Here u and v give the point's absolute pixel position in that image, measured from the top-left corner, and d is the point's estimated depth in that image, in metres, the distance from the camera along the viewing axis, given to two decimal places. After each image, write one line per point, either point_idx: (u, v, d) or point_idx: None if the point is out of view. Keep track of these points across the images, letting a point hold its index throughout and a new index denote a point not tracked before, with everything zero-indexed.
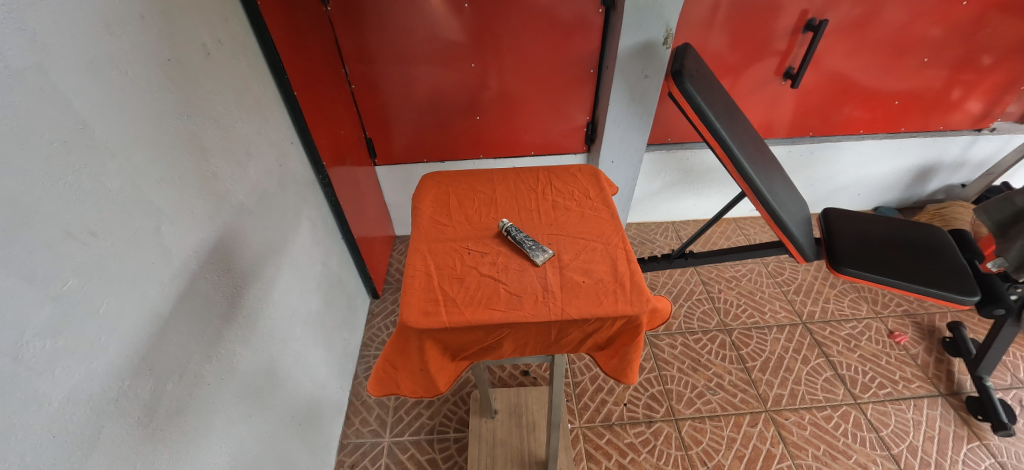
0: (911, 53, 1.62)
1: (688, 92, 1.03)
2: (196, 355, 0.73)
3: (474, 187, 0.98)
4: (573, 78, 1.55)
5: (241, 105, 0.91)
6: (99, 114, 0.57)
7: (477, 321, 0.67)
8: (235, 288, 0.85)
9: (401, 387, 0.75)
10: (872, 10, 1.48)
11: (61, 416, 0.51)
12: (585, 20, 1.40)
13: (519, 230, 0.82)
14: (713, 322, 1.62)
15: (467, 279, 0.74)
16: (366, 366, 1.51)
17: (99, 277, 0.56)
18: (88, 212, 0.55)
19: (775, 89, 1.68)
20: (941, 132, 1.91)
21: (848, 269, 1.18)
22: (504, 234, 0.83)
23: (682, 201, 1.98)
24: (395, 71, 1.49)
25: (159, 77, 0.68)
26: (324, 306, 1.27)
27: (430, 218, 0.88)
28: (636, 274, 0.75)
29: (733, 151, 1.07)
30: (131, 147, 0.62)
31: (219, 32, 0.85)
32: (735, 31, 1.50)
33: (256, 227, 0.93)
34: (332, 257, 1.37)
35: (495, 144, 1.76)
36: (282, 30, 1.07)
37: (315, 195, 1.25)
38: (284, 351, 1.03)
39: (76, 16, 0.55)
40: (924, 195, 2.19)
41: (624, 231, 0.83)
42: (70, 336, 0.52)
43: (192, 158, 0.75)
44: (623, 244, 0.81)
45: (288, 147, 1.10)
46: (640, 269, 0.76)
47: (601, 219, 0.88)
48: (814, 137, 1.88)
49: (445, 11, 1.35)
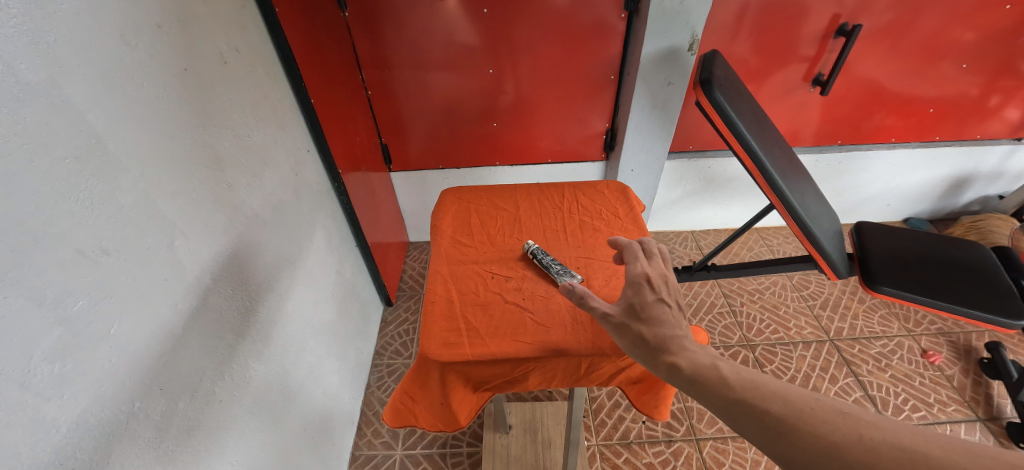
0: (947, 58, 1.54)
1: (717, 102, 0.99)
2: (209, 372, 0.71)
3: (497, 203, 0.95)
4: (592, 84, 1.51)
5: (258, 114, 0.89)
6: (113, 129, 0.55)
7: (503, 355, 0.65)
8: (248, 302, 0.83)
9: (419, 419, 0.72)
10: (908, 14, 1.42)
11: (68, 442, 0.49)
12: (607, 25, 1.36)
13: (545, 253, 0.79)
14: (735, 338, 1.57)
15: (491, 306, 0.72)
16: (379, 375, 1.49)
17: (110, 297, 0.54)
18: (101, 229, 0.54)
19: (802, 96, 1.62)
20: (978, 141, 1.82)
21: (884, 287, 1.12)
22: (529, 257, 0.80)
23: (702, 210, 1.92)
24: (412, 77, 1.47)
25: (176, 88, 0.67)
26: (337, 315, 1.25)
27: (451, 237, 0.86)
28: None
29: (764, 164, 1.02)
30: (146, 160, 0.61)
31: (237, 40, 0.83)
32: (762, 36, 1.45)
33: (271, 238, 0.91)
34: (347, 265, 1.35)
35: (511, 150, 1.73)
36: (300, 38, 1.06)
37: (330, 203, 1.23)
38: (297, 363, 1.01)
39: (91, 27, 0.53)
40: (958, 206, 2.09)
41: None
42: (79, 358, 0.51)
43: (208, 170, 0.73)
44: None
45: (304, 155, 1.08)
46: None
47: (631, 240, 0.84)
48: (843, 147, 1.82)
49: (463, 16, 1.32)
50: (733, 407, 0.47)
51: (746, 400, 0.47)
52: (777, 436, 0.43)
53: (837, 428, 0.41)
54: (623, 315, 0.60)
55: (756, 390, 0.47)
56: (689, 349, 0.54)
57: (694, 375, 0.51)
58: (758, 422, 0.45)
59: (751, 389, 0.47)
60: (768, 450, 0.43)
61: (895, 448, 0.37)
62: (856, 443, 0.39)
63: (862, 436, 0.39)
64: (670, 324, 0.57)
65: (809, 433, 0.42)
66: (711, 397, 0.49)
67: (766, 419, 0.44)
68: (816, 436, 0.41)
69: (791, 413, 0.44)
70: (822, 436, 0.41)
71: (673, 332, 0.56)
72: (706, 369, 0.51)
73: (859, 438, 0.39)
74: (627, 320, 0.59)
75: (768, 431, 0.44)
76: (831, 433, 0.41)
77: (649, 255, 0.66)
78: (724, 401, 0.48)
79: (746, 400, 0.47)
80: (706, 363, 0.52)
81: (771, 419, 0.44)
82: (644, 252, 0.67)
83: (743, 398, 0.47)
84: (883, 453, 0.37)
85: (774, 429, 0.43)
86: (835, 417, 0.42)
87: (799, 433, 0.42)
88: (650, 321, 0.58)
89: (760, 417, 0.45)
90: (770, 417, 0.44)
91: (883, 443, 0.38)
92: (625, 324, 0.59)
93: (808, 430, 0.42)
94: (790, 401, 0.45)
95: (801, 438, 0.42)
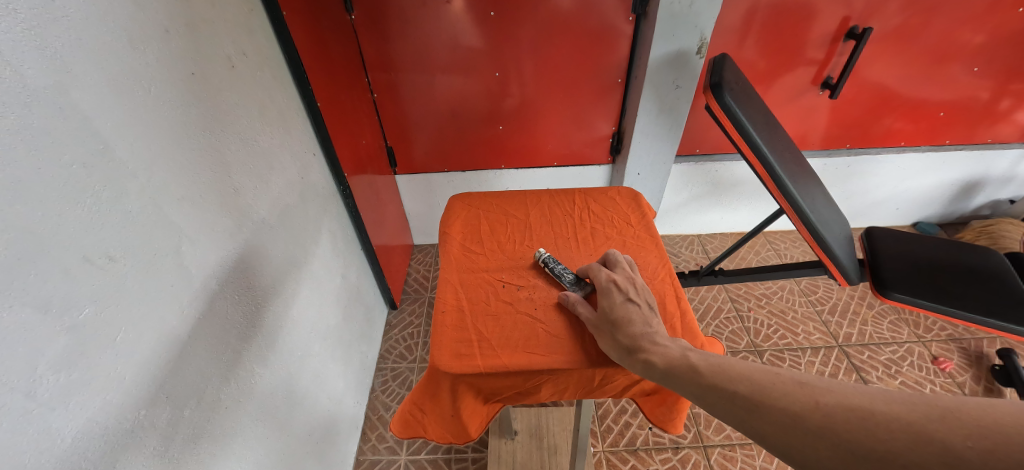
0: (958, 61, 1.52)
1: (727, 106, 0.98)
2: (214, 379, 0.71)
3: (506, 210, 0.95)
4: (599, 87, 1.50)
5: (265, 117, 0.89)
6: (121, 134, 0.55)
7: (516, 367, 0.64)
8: (255, 307, 0.82)
9: (428, 430, 0.71)
10: (919, 17, 1.40)
11: (75, 451, 0.49)
12: (614, 28, 1.35)
13: (556, 260, 0.78)
14: (743, 343, 1.55)
15: (503, 316, 0.71)
16: (384, 380, 1.48)
17: (116, 304, 0.54)
18: (107, 236, 0.53)
19: (811, 99, 1.61)
20: (989, 145, 1.80)
21: (895, 294, 1.11)
22: (541, 264, 0.80)
23: (708, 214, 1.91)
24: (418, 80, 1.47)
25: (184, 92, 0.66)
26: (342, 319, 1.25)
27: (461, 244, 0.86)
28: (686, 315, 0.71)
29: (774, 168, 1.01)
30: (153, 165, 0.60)
31: (244, 43, 0.83)
32: (770, 39, 1.43)
33: (277, 242, 0.91)
34: (352, 268, 1.35)
35: (516, 154, 1.72)
36: (307, 41, 1.05)
37: (335, 207, 1.22)
38: (302, 368, 1.00)
39: (99, 32, 0.53)
40: (968, 210, 2.07)
41: (671, 264, 0.79)
42: (86, 367, 0.50)
43: (215, 175, 0.73)
44: (670, 278, 0.77)
45: (310, 159, 1.08)
46: (691, 309, 0.72)
47: (643, 249, 0.83)
48: (852, 150, 1.80)
49: (469, 19, 1.31)
50: (705, 393, 0.51)
51: (716, 384, 0.51)
52: (746, 413, 0.47)
53: (796, 398, 0.45)
54: (598, 320, 0.64)
55: (724, 373, 0.51)
56: (660, 343, 0.58)
57: (667, 366, 0.55)
58: (729, 402, 0.48)
59: (720, 374, 0.51)
60: (741, 427, 0.47)
61: (846, 408, 0.41)
62: (813, 410, 0.43)
63: (817, 402, 0.43)
64: (639, 322, 0.61)
65: (774, 405, 0.45)
66: (684, 385, 0.53)
67: (735, 399, 0.48)
68: (778, 407, 0.45)
69: (756, 390, 0.48)
70: (785, 408, 0.44)
71: (643, 328, 0.60)
72: (677, 360, 0.55)
73: (814, 403, 0.43)
74: (602, 324, 0.63)
75: (737, 410, 0.47)
76: (792, 403, 0.45)
77: (617, 262, 0.72)
78: (697, 389, 0.52)
79: (715, 384, 0.51)
80: (676, 354, 0.56)
81: (739, 398, 0.48)
82: (614, 261, 0.73)
83: (713, 382, 0.51)
84: (835, 415, 0.41)
85: (742, 407, 0.47)
86: (793, 388, 0.46)
87: (763, 407, 0.46)
88: (622, 321, 0.62)
89: (730, 397, 0.49)
90: (739, 396, 0.48)
91: (835, 406, 0.42)
92: (601, 328, 0.63)
93: (772, 402, 0.46)
94: (754, 378, 0.49)
95: (766, 411, 0.45)
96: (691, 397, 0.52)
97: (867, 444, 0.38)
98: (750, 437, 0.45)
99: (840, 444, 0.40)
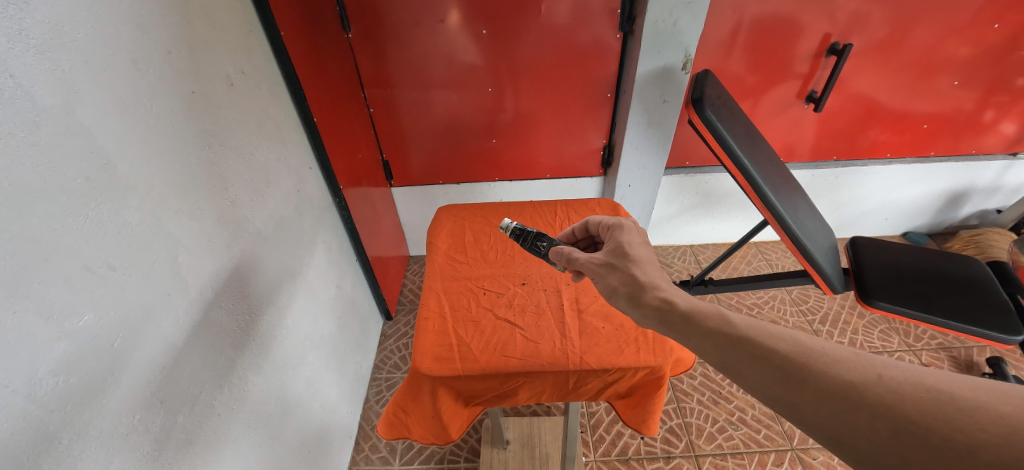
0: (939, 74, 1.56)
1: (708, 120, 1.01)
2: (209, 385, 0.73)
3: (492, 224, 1.07)
4: (590, 101, 1.54)
5: (262, 132, 0.92)
6: (123, 150, 0.58)
7: (492, 369, 0.73)
8: (249, 315, 0.84)
9: (412, 431, 0.78)
10: (898, 32, 1.44)
11: (70, 453, 0.50)
12: (603, 44, 1.39)
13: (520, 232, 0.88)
14: None
15: (483, 323, 0.80)
16: (378, 390, 1.50)
17: (115, 310, 0.56)
18: (108, 247, 0.56)
19: (797, 112, 1.65)
20: (973, 156, 1.84)
21: (879, 302, 1.13)
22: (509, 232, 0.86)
23: (700, 225, 1.94)
24: (413, 96, 1.51)
25: (184, 109, 0.69)
26: (337, 329, 1.27)
27: (447, 255, 0.97)
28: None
29: (754, 178, 1.04)
30: (153, 179, 0.63)
31: (243, 62, 0.87)
32: (755, 54, 1.48)
33: (272, 253, 0.94)
34: (347, 279, 1.37)
35: (510, 166, 1.76)
36: (304, 59, 1.09)
37: (331, 218, 1.25)
38: (296, 377, 1.02)
39: (104, 54, 0.56)
40: (956, 219, 2.10)
41: None
42: (84, 372, 0.52)
43: (213, 188, 0.76)
44: None
45: (306, 172, 1.11)
46: None
47: None
48: (838, 162, 1.84)
49: (463, 36, 1.36)
50: (734, 346, 0.51)
51: (750, 339, 0.51)
52: (784, 373, 0.46)
53: (853, 367, 0.43)
54: (608, 257, 0.70)
55: (762, 333, 0.51)
56: (677, 290, 0.62)
57: (685, 311, 0.58)
58: (764, 359, 0.48)
59: (756, 331, 0.51)
60: (772, 386, 0.46)
61: (913, 386, 0.40)
62: (873, 382, 0.41)
63: (879, 375, 0.42)
64: (651, 272, 0.65)
65: (822, 371, 0.44)
66: (714, 336, 0.53)
67: (774, 356, 0.48)
68: (826, 373, 0.44)
69: (800, 353, 0.47)
70: (837, 376, 0.43)
71: (656, 275, 0.65)
72: (700, 310, 0.57)
73: (876, 377, 0.42)
74: (613, 262, 0.69)
75: (774, 368, 0.47)
76: (848, 371, 0.43)
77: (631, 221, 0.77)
78: (726, 341, 0.52)
79: (749, 340, 0.50)
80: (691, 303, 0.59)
81: (778, 357, 0.47)
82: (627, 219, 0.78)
83: (747, 337, 0.51)
84: (901, 392, 0.40)
85: (780, 365, 0.47)
86: (849, 358, 0.44)
87: (810, 370, 0.45)
88: (634, 263, 0.67)
89: (766, 355, 0.48)
90: (779, 356, 0.47)
91: (901, 382, 0.41)
92: (613, 265, 0.68)
93: (819, 368, 0.45)
94: (797, 340, 0.48)
95: (812, 374, 0.45)
96: (713, 346, 0.53)
97: (940, 427, 0.37)
98: (789, 399, 0.45)
99: (904, 423, 0.38)
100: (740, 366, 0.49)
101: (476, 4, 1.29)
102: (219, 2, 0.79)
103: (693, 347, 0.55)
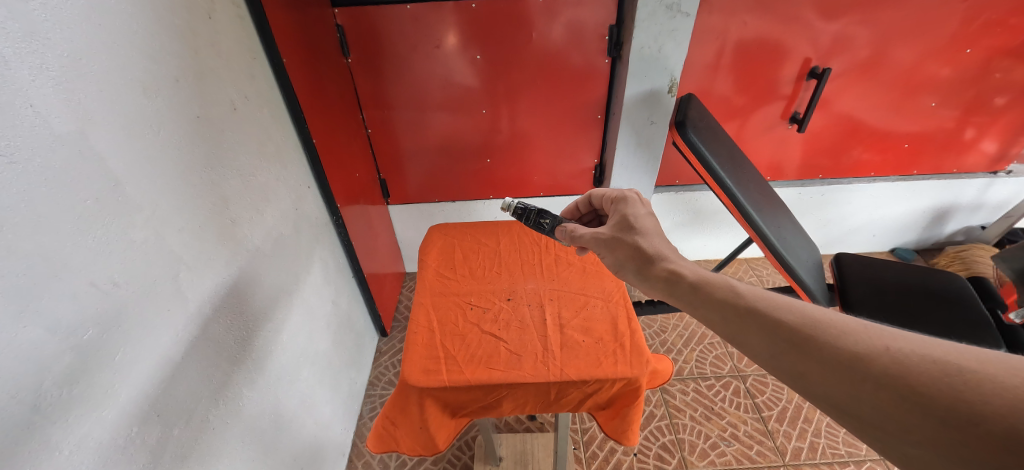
0: (919, 95, 1.62)
1: (691, 142, 1.07)
2: (204, 400, 0.74)
3: (479, 240, 1.11)
4: (581, 122, 1.60)
5: (263, 154, 0.96)
6: (131, 171, 0.61)
7: (477, 380, 0.75)
8: (246, 331, 0.86)
9: (400, 444, 0.81)
10: (877, 57, 1.51)
11: (69, 463, 0.52)
12: (593, 68, 1.45)
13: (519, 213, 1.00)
14: (726, 368, 1.60)
15: (469, 336, 0.83)
16: (372, 406, 1.50)
17: (119, 324, 0.59)
18: (114, 265, 0.59)
19: (782, 132, 1.71)
20: (955, 174, 1.90)
21: (862, 318, 1.16)
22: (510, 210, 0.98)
23: (692, 241, 1.97)
24: (411, 116, 1.56)
25: (190, 133, 0.73)
26: (332, 345, 1.29)
27: (436, 270, 1.00)
28: (635, 334, 0.83)
29: (737, 196, 1.08)
30: (158, 200, 0.66)
31: (247, 88, 0.91)
32: (739, 78, 1.54)
33: (270, 270, 0.96)
34: (343, 296, 1.39)
35: (504, 184, 1.80)
36: (306, 83, 1.14)
37: (328, 236, 1.29)
38: (290, 392, 1.03)
39: (118, 83, 0.60)
40: (943, 236, 2.15)
41: (624, 287, 0.94)
42: (85, 384, 0.55)
43: (214, 208, 0.79)
44: (624, 301, 0.92)
45: (305, 191, 1.15)
46: (638, 328, 0.85)
47: (601, 274, 0.98)
48: (824, 180, 1.89)
49: (459, 60, 1.42)
50: (743, 317, 0.57)
51: (759, 311, 0.56)
52: (792, 344, 0.51)
53: (862, 339, 0.47)
54: (614, 232, 0.81)
55: (770, 305, 0.57)
56: (685, 263, 0.71)
57: (692, 281, 0.67)
58: (773, 330, 0.54)
59: (765, 303, 0.57)
60: (779, 355, 0.52)
61: (919, 358, 0.43)
62: (879, 353, 0.45)
63: (886, 347, 0.46)
64: (657, 246, 0.75)
65: (829, 343, 0.49)
66: (724, 309, 0.60)
67: (779, 328, 0.53)
68: (833, 345, 0.49)
69: (809, 325, 0.52)
70: (845, 347, 0.48)
71: (661, 247, 0.75)
72: (709, 282, 0.65)
73: (885, 349, 0.46)
74: (620, 237, 0.79)
75: (780, 340, 0.53)
76: (856, 343, 0.47)
77: (633, 195, 0.88)
78: (736, 312, 0.59)
79: (759, 312, 0.56)
80: (699, 274, 0.68)
81: (783, 328, 0.53)
82: (629, 193, 0.89)
83: (756, 310, 0.57)
84: (906, 363, 0.43)
85: (785, 336, 0.52)
86: (858, 330, 0.48)
87: (817, 341, 0.50)
88: (641, 235, 0.78)
89: (775, 327, 0.54)
90: (787, 327, 0.53)
91: (908, 354, 0.44)
92: (619, 239, 0.79)
93: (827, 339, 0.49)
94: (803, 311, 0.53)
95: (816, 345, 0.49)
96: (724, 316, 0.60)
97: (942, 396, 0.40)
98: (795, 368, 0.50)
99: (905, 392, 0.42)
100: (750, 335, 0.56)
101: (473, 29, 1.35)
102: (225, 32, 0.84)
103: (706, 316, 0.63)
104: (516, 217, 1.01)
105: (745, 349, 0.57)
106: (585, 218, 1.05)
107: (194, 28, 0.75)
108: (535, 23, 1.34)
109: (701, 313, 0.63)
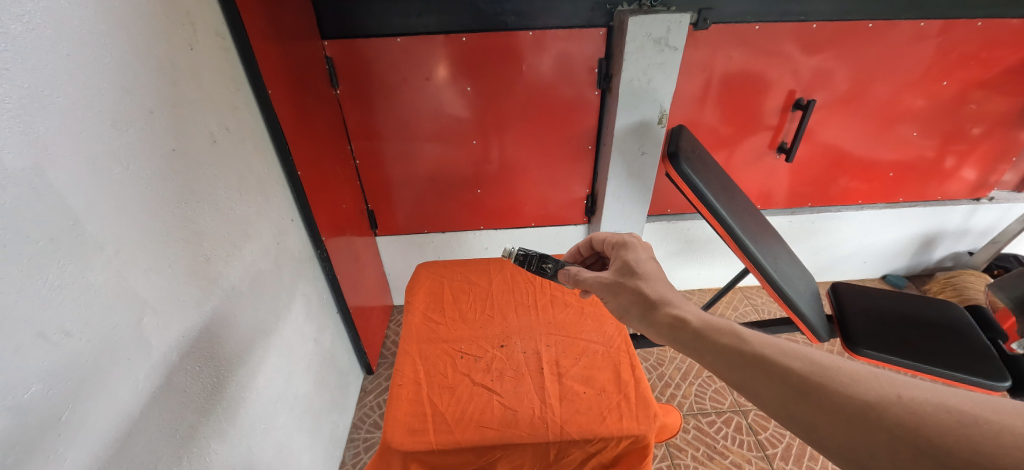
0: (900, 125, 1.65)
1: (684, 174, 1.05)
2: (165, 458, 0.67)
3: (469, 279, 1.09)
4: (573, 153, 1.60)
5: (243, 187, 0.92)
6: (93, 208, 0.57)
7: (468, 441, 0.71)
8: (217, 378, 0.80)
9: None
10: (858, 88, 1.54)
11: None
12: (583, 99, 1.46)
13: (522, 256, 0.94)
14: (727, 402, 1.55)
15: (459, 389, 0.80)
16: (355, 452, 1.40)
17: (69, 379, 0.53)
18: (67, 311, 0.54)
19: (770, 162, 1.72)
20: (940, 201, 1.93)
21: (865, 350, 1.13)
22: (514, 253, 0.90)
23: (686, 270, 1.96)
24: (400, 148, 1.54)
25: (162, 168, 0.69)
26: (314, 386, 1.21)
27: (423, 313, 0.97)
28: (639, 384, 0.80)
29: (733, 229, 1.06)
30: (123, 239, 0.61)
31: (229, 120, 0.88)
32: (727, 109, 1.56)
33: (247, 309, 0.91)
34: (326, 334, 1.33)
35: (496, 214, 1.77)
36: (292, 113, 1.11)
37: (312, 270, 1.23)
38: (264, 443, 0.95)
39: (82, 115, 0.56)
40: (931, 262, 2.17)
41: (625, 332, 0.91)
42: (21, 449, 0.48)
43: (187, 244, 0.74)
44: (626, 346, 0.89)
45: (288, 225, 1.10)
46: (641, 378, 0.81)
47: (600, 316, 0.96)
48: (813, 208, 1.91)
49: (449, 91, 1.41)
50: (751, 364, 0.55)
51: (766, 357, 0.55)
52: (802, 392, 0.50)
53: (872, 387, 0.47)
54: (616, 276, 0.79)
55: (780, 351, 0.55)
56: (691, 309, 0.68)
57: (697, 327, 0.64)
58: (782, 377, 0.52)
59: (772, 349, 0.55)
60: (788, 404, 0.50)
61: (933, 407, 0.43)
62: (892, 402, 0.44)
63: (898, 395, 0.45)
64: (661, 292, 0.73)
65: (841, 391, 0.48)
66: (731, 356, 0.58)
67: (789, 376, 0.51)
68: (844, 393, 0.47)
69: (818, 373, 0.50)
70: (857, 396, 0.47)
71: (665, 292, 0.72)
72: (715, 327, 0.63)
73: (897, 397, 0.45)
74: (622, 281, 0.77)
75: (790, 389, 0.51)
76: (868, 392, 0.46)
77: (634, 239, 0.86)
78: (743, 359, 0.56)
79: (765, 359, 0.55)
80: (704, 319, 0.65)
81: (792, 376, 0.51)
82: (630, 237, 0.87)
83: (763, 356, 0.55)
84: (921, 412, 0.43)
85: (795, 384, 0.51)
86: (868, 378, 0.47)
87: (828, 390, 0.48)
88: (643, 279, 0.76)
89: (783, 373, 0.52)
90: (796, 375, 0.51)
91: (921, 402, 0.43)
92: (621, 284, 0.76)
93: (838, 387, 0.48)
94: (811, 358, 0.52)
95: (829, 394, 0.48)
96: (731, 363, 0.57)
97: (961, 447, 0.39)
98: (806, 419, 0.48)
99: (924, 445, 0.41)
100: (757, 382, 0.54)
101: (462, 62, 1.36)
102: (206, 62, 0.81)
103: (712, 364, 0.60)
104: (517, 262, 1.00)
105: (753, 398, 0.54)
106: (588, 261, 1.02)
107: (173, 60, 0.73)
108: (525, 56, 1.35)
109: (707, 360, 0.61)
